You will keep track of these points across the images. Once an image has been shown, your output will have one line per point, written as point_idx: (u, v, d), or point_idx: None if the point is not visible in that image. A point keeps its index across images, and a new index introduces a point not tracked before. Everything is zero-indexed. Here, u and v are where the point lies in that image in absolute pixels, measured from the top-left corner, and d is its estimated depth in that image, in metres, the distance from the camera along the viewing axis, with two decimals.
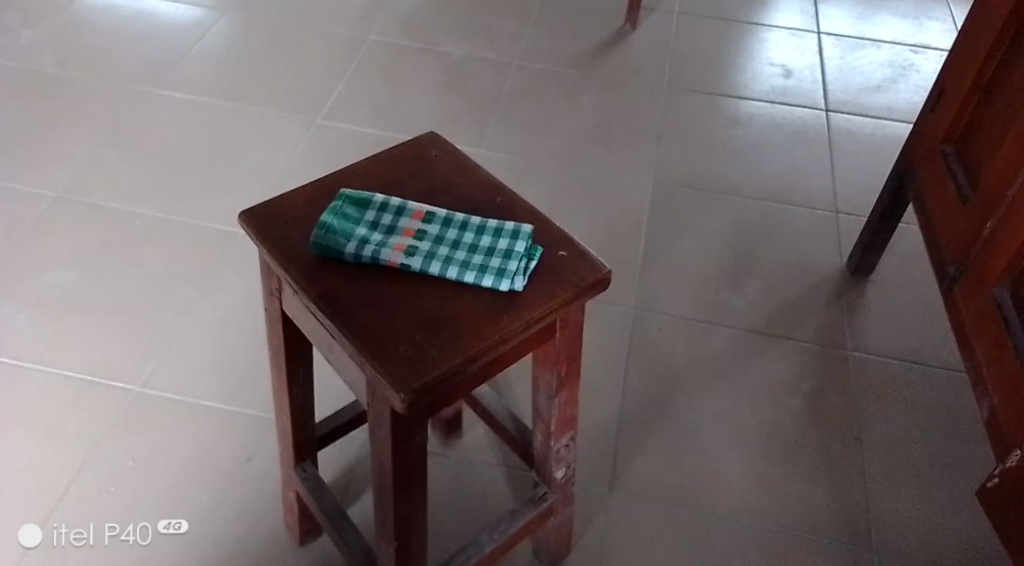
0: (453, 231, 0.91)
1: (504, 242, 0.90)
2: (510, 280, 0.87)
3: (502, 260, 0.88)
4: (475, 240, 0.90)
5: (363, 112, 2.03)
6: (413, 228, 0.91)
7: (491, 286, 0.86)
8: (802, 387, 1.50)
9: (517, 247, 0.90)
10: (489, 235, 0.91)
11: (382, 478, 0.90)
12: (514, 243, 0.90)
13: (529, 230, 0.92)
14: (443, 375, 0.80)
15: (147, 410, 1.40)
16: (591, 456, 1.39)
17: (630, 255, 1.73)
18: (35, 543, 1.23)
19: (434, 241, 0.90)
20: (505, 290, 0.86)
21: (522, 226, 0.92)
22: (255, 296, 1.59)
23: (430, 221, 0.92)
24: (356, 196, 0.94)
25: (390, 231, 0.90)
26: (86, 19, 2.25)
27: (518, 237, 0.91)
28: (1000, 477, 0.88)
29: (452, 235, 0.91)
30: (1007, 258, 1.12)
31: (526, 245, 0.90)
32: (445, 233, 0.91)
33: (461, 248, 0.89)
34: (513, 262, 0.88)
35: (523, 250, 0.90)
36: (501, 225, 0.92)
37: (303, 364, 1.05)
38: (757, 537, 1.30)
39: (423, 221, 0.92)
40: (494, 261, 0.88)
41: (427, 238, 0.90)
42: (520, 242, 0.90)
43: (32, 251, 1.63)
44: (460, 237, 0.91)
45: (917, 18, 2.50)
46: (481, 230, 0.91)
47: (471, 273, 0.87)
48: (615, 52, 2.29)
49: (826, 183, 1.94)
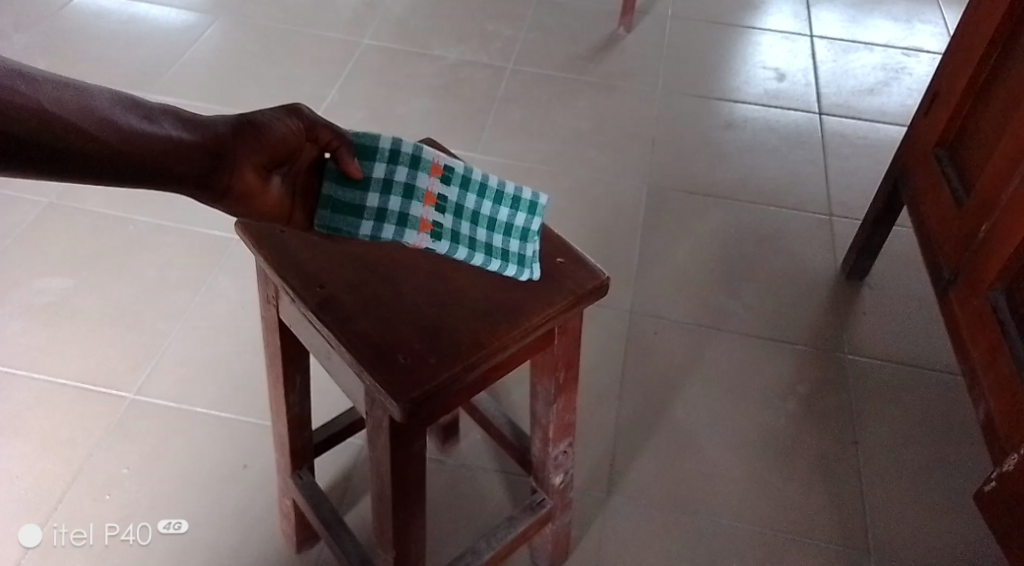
0: (472, 198, 0.86)
1: (520, 218, 0.88)
2: (530, 269, 0.89)
3: (521, 243, 0.89)
4: (494, 213, 0.87)
5: (358, 116, 2.03)
6: (433, 193, 0.83)
7: (513, 275, 0.89)
8: (797, 390, 1.50)
9: (532, 226, 0.89)
10: (507, 206, 0.88)
11: (380, 488, 0.90)
12: (530, 220, 0.89)
13: (546, 201, 0.89)
14: (441, 385, 0.80)
15: (143, 417, 1.40)
16: (587, 461, 1.39)
17: (625, 260, 1.73)
18: (36, 543, 1.23)
19: (456, 213, 0.85)
20: (526, 279, 0.89)
21: (539, 196, 0.89)
22: (250, 303, 1.59)
23: (449, 180, 0.84)
24: (359, 138, 0.82)
25: (407, 194, 0.83)
26: (77, 24, 2.24)
27: (534, 214, 0.89)
28: (998, 482, 0.88)
29: (472, 204, 0.86)
30: (1001, 262, 1.13)
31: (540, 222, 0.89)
32: (465, 201, 0.85)
33: (481, 225, 0.87)
34: (530, 246, 0.90)
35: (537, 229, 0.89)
36: (520, 193, 0.88)
37: (300, 372, 1.05)
38: (753, 540, 1.30)
39: (442, 181, 0.84)
40: (512, 244, 0.89)
41: (449, 209, 0.85)
42: (535, 220, 0.89)
43: (26, 258, 1.63)
44: (479, 206, 0.86)
45: (908, 21, 2.51)
46: (500, 199, 0.87)
47: (496, 261, 0.88)
48: (609, 56, 2.30)
49: (820, 186, 1.94)
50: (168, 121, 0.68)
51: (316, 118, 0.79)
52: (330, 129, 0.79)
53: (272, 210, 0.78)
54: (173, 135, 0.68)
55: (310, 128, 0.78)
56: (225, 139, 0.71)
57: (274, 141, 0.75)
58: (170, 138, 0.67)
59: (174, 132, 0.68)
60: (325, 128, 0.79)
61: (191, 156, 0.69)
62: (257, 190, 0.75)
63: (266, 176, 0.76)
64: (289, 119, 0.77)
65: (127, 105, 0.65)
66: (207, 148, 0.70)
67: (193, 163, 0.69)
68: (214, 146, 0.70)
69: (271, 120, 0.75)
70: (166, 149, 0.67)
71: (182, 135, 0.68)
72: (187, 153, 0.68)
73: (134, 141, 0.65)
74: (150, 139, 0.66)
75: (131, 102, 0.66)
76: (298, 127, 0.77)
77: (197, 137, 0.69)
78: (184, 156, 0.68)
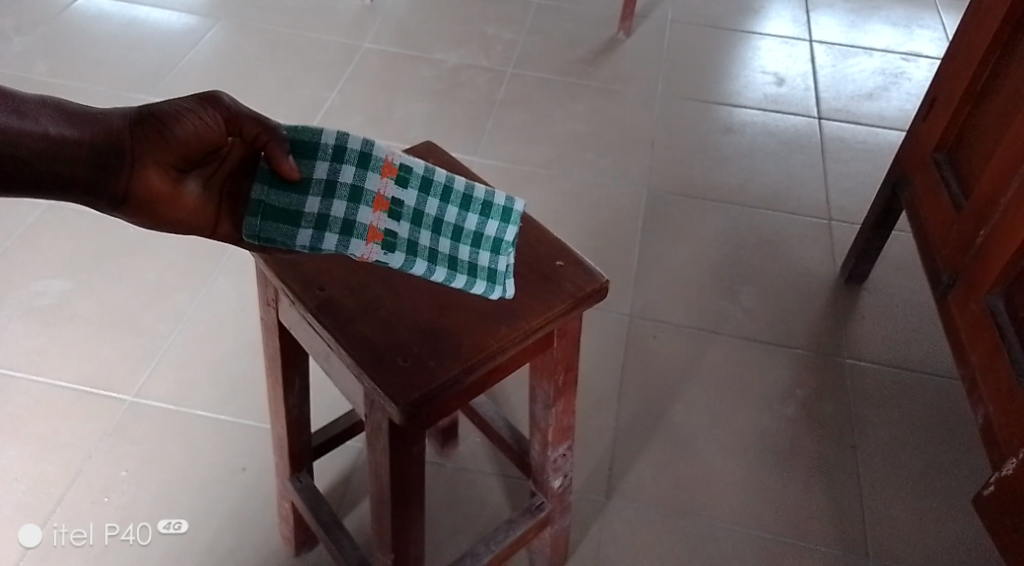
0: (434, 203, 0.80)
1: (490, 227, 0.84)
2: (502, 287, 0.87)
3: (491, 257, 0.85)
4: (461, 220, 0.82)
5: (358, 119, 2.03)
6: (387, 197, 0.77)
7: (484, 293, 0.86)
8: (796, 394, 1.51)
9: (505, 236, 0.85)
10: (475, 213, 0.83)
11: (379, 490, 0.90)
12: (502, 229, 0.84)
13: (521, 208, 0.85)
14: (441, 386, 0.80)
15: (143, 419, 1.40)
16: (587, 464, 1.39)
17: (625, 263, 1.73)
18: (35, 543, 1.23)
19: (414, 220, 0.79)
20: (497, 297, 0.87)
21: (514, 201, 0.85)
22: (250, 306, 1.59)
23: (407, 183, 0.79)
24: (297, 134, 0.76)
25: (354, 199, 0.76)
26: (78, 26, 2.24)
27: (506, 222, 0.84)
28: (997, 485, 0.88)
29: (433, 211, 0.80)
30: (1001, 265, 1.13)
31: (513, 231, 0.85)
32: (425, 206, 0.80)
33: (445, 234, 0.81)
34: (501, 259, 0.86)
35: (510, 240, 0.85)
36: (491, 198, 0.84)
37: (299, 375, 1.05)
38: (753, 543, 1.30)
39: (398, 183, 0.78)
40: (482, 257, 0.85)
41: (406, 215, 0.79)
42: (508, 230, 0.84)
43: (25, 260, 1.63)
44: (444, 213, 0.81)
45: (907, 27, 2.51)
46: (468, 204, 0.82)
47: (461, 276, 0.84)
48: (608, 60, 2.30)
49: (819, 191, 1.95)
50: (44, 115, 0.63)
51: (239, 108, 0.72)
52: (255, 121, 0.73)
53: (191, 216, 0.73)
54: (49, 134, 0.62)
55: (233, 119, 0.72)
56: (121, 137, 0.67)
57: (186, 136, 0.69)
58: (43, 136, 0.62)
59: (51, 130, 0.63)
60: (251, 120, 0.73)
61: (73, 157, 0.64)
62: (166, 194, 0.70)
63: (179, 178, 0.71)
64: (204, 109, 0.71)
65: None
66: (94, 148, 0.65)
67: (75, 166, 0.64)
68: (106, 146, 0.66)
69: (180, 113, 0.69)
70: (39, 150, 0.62)
71: (62, 133, 0.63)
72: (67, 155, 0.64)
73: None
74: (21, 141, 0.61)
75: (2, 95, 0.60)
76: (215, 120, 0.71)
77: (81, 134, 0.65)
78: (64, 157, 0.64)
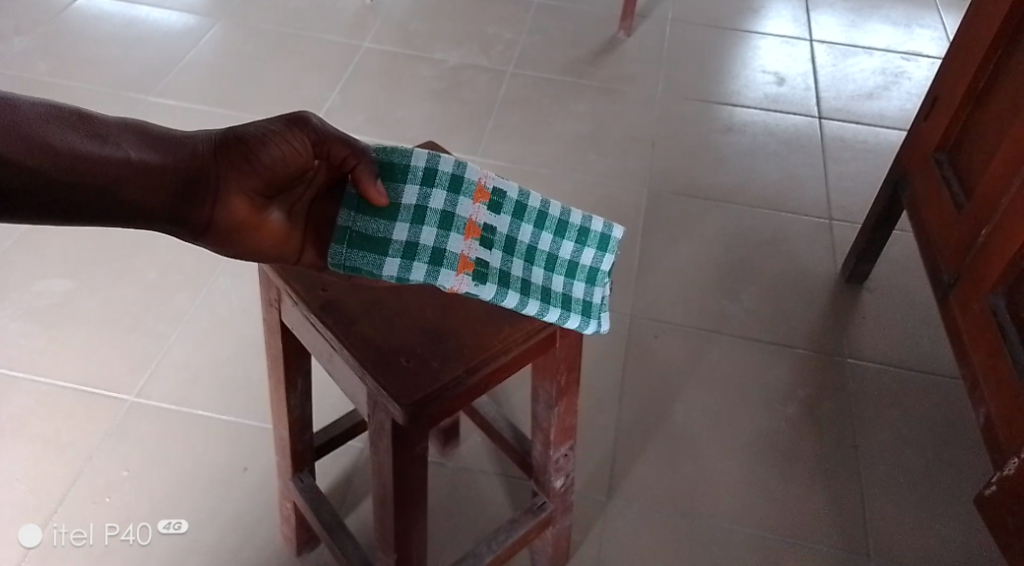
0: (528, 230, 0.78)
1: (587, 255, 0.81)
2: (595, 321, 0.83)
3: (587, 288, 0.82)
4: (555, 248, 0.80)
5: (359, 118, 2.03)
6: (479, 223, 0.76)
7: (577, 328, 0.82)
8: (798, 394, 1.51)
9: (602, 265, 0.82)
10: (570, 240, 0.80)
11: (382, 491, 0.90)
12: (600, 258, 0.81)
13: (621, 235, 0.82)
14: (443, 387, 0.80)
15: (144, 419, 1.40)
16: (588, 464, 1.39)
17: (626, 263, 1.73)
18: (36, 543, 1.23)
19: (506, 248, 0.77)
20: (591, 331, 0.83)
21: (613, 228, 0.81)
22: (251, 306, 1.59)
23: (500, 209, 0.77)
24: (386, 156, 0.77)
25: (445, 225, 0.75)
26: (77, 26, 2.24)
27: (605, 250, 0.81)
28: (998, 485, 0.88)
29: (527, 239, 0.78)
30: (1001, 266, 1.13)
31: (612, 259, 0.82)
32: (517, 234, 0.78)
33: (538, 262, 0.79)
34: (597, 291, 0.83)
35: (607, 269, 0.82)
36: (589, 224, 0.81)
37: (301, 375, 1.05)
38: (754, 543, 1.30)
39: (491, 210, 0.77)
40: (576, 288, 0.82)
41: (498, 243, 0.77)
42: (605, 258, 0.82)
43: (27, 260, 1.63)
44: (537, 240, 0.79)
45: (908, 26, 2.51)
46: (563, 231, 0.80)
47: (555, 309, 0.80)
48: (609, 60, 2.30)
49: (819, 190, 1.95)
50: (128, 139, 0.63)
51: (326, 131, 0.74)
52: (343, 144, 0.74)
53: (274, 243, 0.74)
54: (131, 157, 0.63)
55: (320, 142, 0.74)
56: (207, 163, 0.67)
57: (271, 161, 0.70)
58: (126, 161, 0.62)
59: (133, 153, 0.63)
60: (339, 143, 0.74)
61: (156, 183, 0.64)
62: (250, 222, 0.71)
63: (262, 205, 0.72)
64: (291, 132, 0.72)
65: (78, 124, 0.61)
66: (179, 174, 0.65)
67: (159, 193, 0.65)
68: (192, 172, 0.66)
69: (265, 137, 0.71)
70: (121, 174, 0.62)
71: (145, 158, 0.63)
72: (151, 181, 0.64)
73: (78, 167, 0.60)
74: (104, 165, 0.61)
75: (86, 121, 0.61)
76: (303, 144, 0.73)
77: (165, 159, 0.65)
78: (147, 183, 0.64)
